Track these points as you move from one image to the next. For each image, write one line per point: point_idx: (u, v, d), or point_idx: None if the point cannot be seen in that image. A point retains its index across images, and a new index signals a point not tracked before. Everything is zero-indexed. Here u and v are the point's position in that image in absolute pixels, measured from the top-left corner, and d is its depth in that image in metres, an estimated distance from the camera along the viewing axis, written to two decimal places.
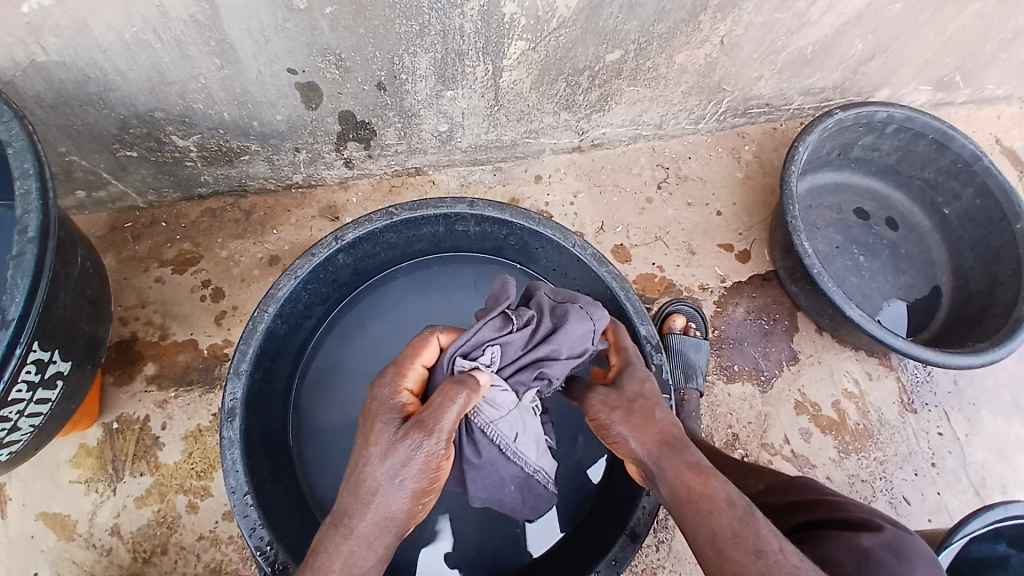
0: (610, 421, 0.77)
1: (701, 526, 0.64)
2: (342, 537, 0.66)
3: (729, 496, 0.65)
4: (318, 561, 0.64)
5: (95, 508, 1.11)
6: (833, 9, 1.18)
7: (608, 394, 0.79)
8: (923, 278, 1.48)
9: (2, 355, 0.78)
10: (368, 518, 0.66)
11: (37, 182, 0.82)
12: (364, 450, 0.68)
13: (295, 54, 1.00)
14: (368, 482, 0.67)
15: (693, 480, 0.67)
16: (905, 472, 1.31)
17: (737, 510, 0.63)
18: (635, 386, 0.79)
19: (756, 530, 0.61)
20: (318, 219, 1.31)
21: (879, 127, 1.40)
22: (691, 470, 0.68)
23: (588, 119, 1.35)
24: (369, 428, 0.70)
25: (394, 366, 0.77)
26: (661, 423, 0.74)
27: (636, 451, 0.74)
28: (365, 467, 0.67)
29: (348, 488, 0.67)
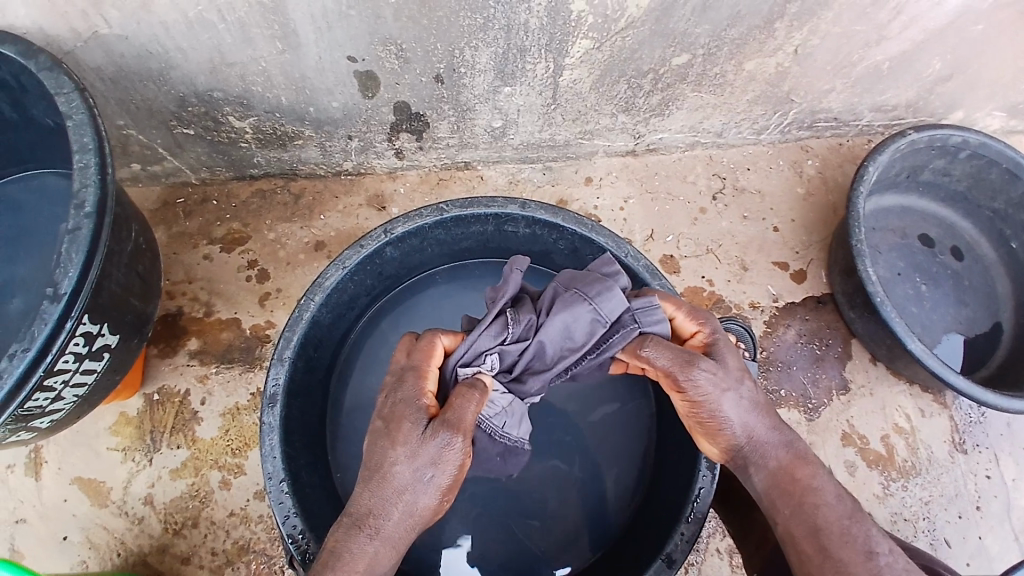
0: (716, 398, 0.73)
1: (808, 518, 0.73)
2: (367, 538, 0.68)
3: (837, 492, 0.75)
4: (343, 560, 0.67)
5: (130, 477, 1.14)
6: (917, 23, 1.11)
7: (719, 370, 0.74)
8: (985, 312, 1.38)
9: (52, 328, 0.80)
10: (393, 518, 0.69)
11: (96, 157, 0.84)
12: (388, 452, 0.69)
13: (356, 42, 0.99)
14: (395, 482, 0.68)
15: (802, 471, 0.75)
16: (949, 515, 1.23)
17: (847, 507, 0.74)
18: (738, 363, 0.76)
19: (864, 531, 0.73)
20: (366, 207, 1.31)
21: (951, 151, 1.32)
22: (795, 457, 0.76)
23: (646, 123, 1.30)
24: (394, 429, 0.70)
25: (410, 370, 0.74)
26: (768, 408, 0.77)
27: (739, 437, 0.75)
28: (392, 468, 0.68)
29: (375, 488, 0.69)
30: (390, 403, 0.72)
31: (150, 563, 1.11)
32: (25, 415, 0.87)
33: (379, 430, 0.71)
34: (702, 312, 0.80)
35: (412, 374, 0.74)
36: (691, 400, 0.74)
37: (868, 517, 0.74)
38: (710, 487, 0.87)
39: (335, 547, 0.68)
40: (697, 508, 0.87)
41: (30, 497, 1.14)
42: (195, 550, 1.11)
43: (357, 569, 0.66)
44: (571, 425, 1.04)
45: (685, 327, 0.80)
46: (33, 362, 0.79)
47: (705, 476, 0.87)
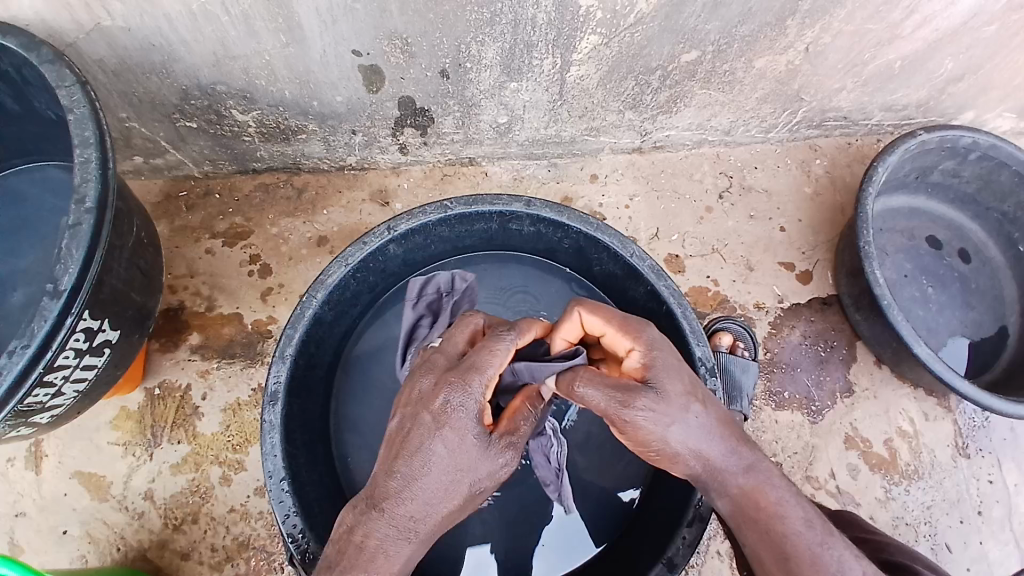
0: (658, 433, 0.70)
1: (775, 545, 0.69)
2: (403, 542, 0.67)
3: (806, 516, 0.70)
4: (375, 563, 0.66)
5: (130, 471, 1.14)
6: (931, 22, 1.09)
7: (654, 401, 0.70)
8: (992, 316, 1.37)
9: (52, 324, 0.79)
10: (432, 519, 0.69)
11: (97, 152, 0.83)
12: (447, 454, 0.69)
13: (361, 36, 0.98)
14: (445, 486, 0.68)
15: (765, 498, 0.70)
16: (950, 519, 1.22)
17: (817, 531, 0.69)
18: (677, 387, 0.71)
19: (833, 556, 0.67)
20: (368, 203, 1.30)
21: (961, 152, 1.30)
22: (754, 481, 0.71)
23: (653, 120, 1.28)
24: (452, 434, 0.69)
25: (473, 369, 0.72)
26: (719, 437, 0.72)
27: (693, 469, 0.72)
28: (445, 472, 0.68)
29: (424, 489, 0.68)
30: (450, 402, 0.70)
31: (150, 558, 1.11)
32: (25, 411, 0.86)
33: (428, 426, 0.69)
34: (633, 327, 0.77)
35: (476, 378, 0.71)
36: (632, 437, 0.71)
37: (841, 540, 0.69)
38: None
39: (365, 543, 0.66)
40: (699, 511, 0.86)
41: (30, 490, 1.13)
42: (194, 546, 1.11)
43: (389, 571, 0.66)
44: (572, 425, 1.04)
45: (620, 345, 0.78)
46: (33, 358, 0.79)
47: None
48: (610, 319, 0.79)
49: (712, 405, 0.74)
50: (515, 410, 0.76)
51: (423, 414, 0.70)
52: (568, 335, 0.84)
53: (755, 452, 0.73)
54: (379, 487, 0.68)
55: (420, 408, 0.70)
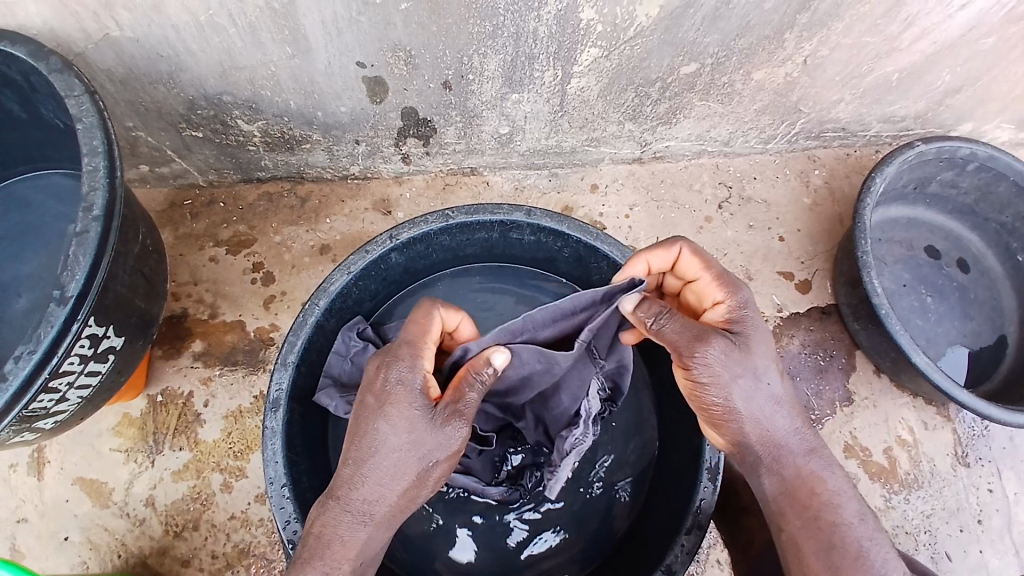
0: (724, 383, 0.74)
1: (826, 535, 0.74)
2: (359, 525, 0.71)
3: (860, 510, 0.76)
4: (331, 547, 0.70)
5: (132, 478, 1.14)
6: (928, 34, 1.11)
7: (732, 356, 0.74)
8: (990, 326, 1.37)
9: (58, 330, 0.80)
10: (383, 504, 0.72)
11: (105, 160, 0.84)
12: (388, 431, 0.71)
13: (366, 48, 0.99)
14: (390, 467, 0.71)
15: (820, 485, 0.76)
16: (950, 528, 1.22)
17: (868, 526, 0.75)
18: (757, 351, 0.75)
19: (882, 553, 0.73)
20: (371, 212, 1.31)
21: (959, 163, 1.31)
22: (812, 467, 0.77)
23: (653, 131, 1.30)
24: (390, 414, 0.71)
25: (410, 347, 0.75)
26: (780, 411, 0.77)
27: (747, 437, 0.76)
28: (389, 452, 0.71)
29: (372, 470, 0.71)
30: (388, 379, 0.73)
31: (150, 564, 1.11)
32: (29, 416, 0.87)
33: (371, 407, 0.72)
34: (732, 280, 0.78)
35: (409, 353, 0.74)
36: (695, 380, 0.74)
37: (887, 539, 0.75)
38: (711, 499, 0.86)
39: (322, 533, 0.70)
40: (698, 519, 0.86)
41: (31, 496, 1.14)
42: (195, 553, 1.11)
43: (346, 556, 0.70)
44: None
45: (709, 292, 0.79)
46: (39, 363, 0.80)
47: (706, 487, 0.87)
48: (710, 266, 0.79)
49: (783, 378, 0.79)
50: (462, 379, 0.73)
51: (367, 398, 0.73)
52: (653, 261, 0.82)
53: (818, 438, 0.79)
54: (338, 475, 0.73)
55: (364, 391, 0.74)
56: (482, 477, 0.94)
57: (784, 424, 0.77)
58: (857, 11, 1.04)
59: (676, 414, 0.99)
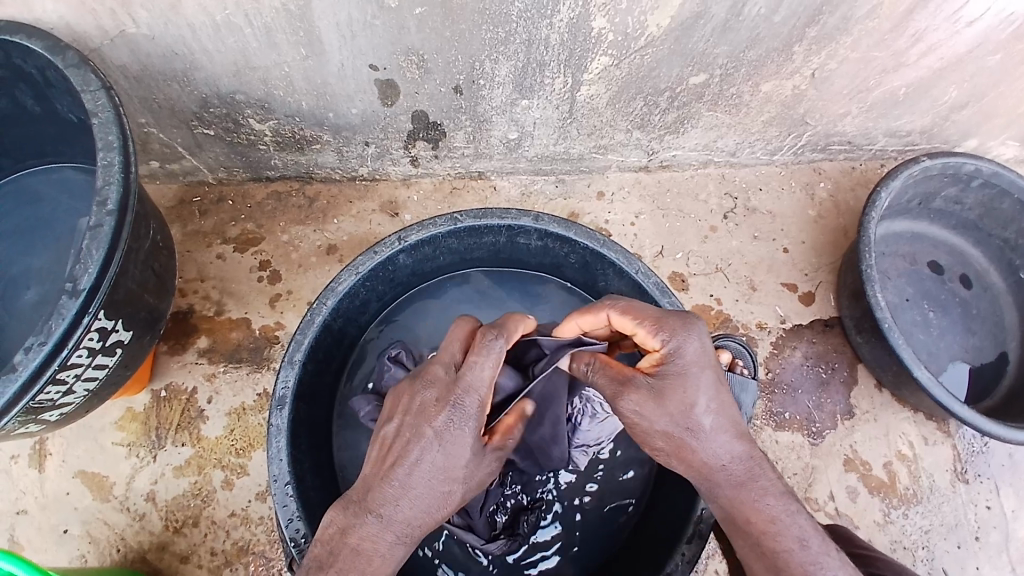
0: (646, 428, 0.74)
1: (767, 559, 0.70)
2: (401, 545, 0.70)
3: (801, 534, 0.70)
4: (372, 564, 0.68)
5: (133, 473, 1.14)
6: (935, 50, 1.12)
7: (648, 405, 0.73)
8: (992, 342, 1.38)
9: (68, 324, 0.81)
10: (423, 522, 0.72)
11: (120, 155, 0.85)
12: (443, 450, 0.72)
13: (379, 51, 1.00)
14: (440, 493, 0.72)
15: (756, 516, 0.71)
16: (948, 543, 1.22)
17: (810, 548, 0.69)
18: (681, 397, 0.72)
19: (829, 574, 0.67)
20: (378, 214, 1.32)
21: (964, 179, 1.32)
22: (745, 497, 0.72)
23: (661, 140, 1.31)
24: (450, 447, 0.72)
25: (480, 391, 0.74)
26: (712, 450, 0.73)
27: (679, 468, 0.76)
28: (443, 479, 0.72)
29: (420, 495, 0.71)
30: (451, 419, 0.72)
31: (149, 560, 1.11)
32: (35, 408, 0.87)
33: (431, 440, 0.71)
34: (669, 325, 0.75)
35: (470, 396, 0.73)
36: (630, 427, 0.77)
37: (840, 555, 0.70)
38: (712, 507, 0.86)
39: (360, 546, 0.68)
40: (699, 529, 0.86)
41: (32, 488, 1.14)
42: (194, 549, 1.11)
43: (382, 572, 0.68)
44: None
45: (647, 340, 0.77)
46: (49, 356, 0.80)
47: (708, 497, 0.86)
48: (648, 313, 0.78)
49: (724, 414, 0.74)
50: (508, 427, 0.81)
51: (423, 428, 0.72)
52: (584, 325, 0.87)
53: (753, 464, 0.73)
54: (373, 493, 0.70)
55: (421, 419, 0.72)
56: (483, 535, 0.95)
57: (723, 464, 0.73)
58: (866, 25, 1.05)
59: None
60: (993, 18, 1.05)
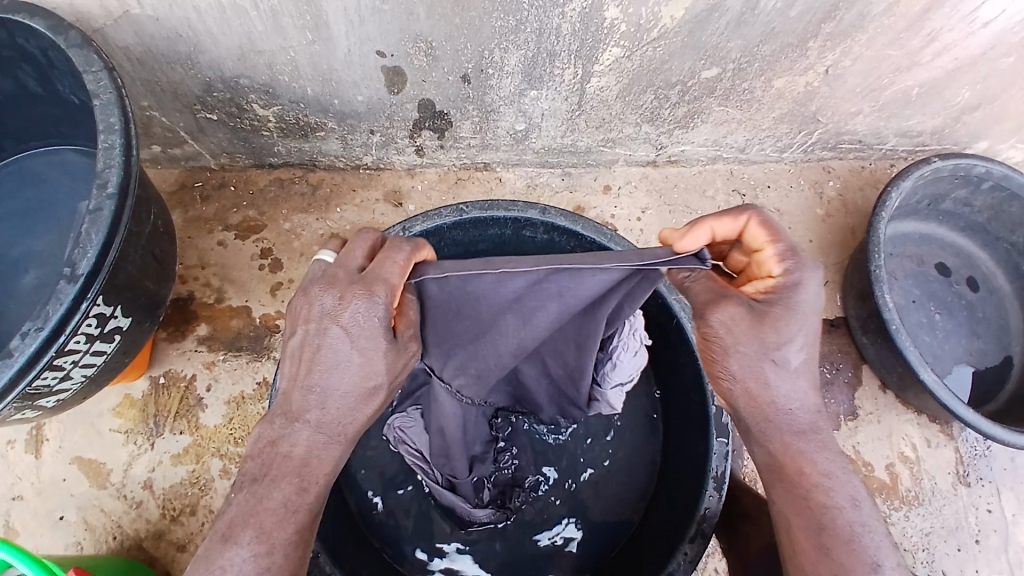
0: (725, 348, 0.72)
1: (814, 517, 0.71)
2: (336, 447, 0.72)
3: (854, 495, 0.72)
4: (310, 467, 0.71)
5: (130, 460, 1.14)
6: (950, 50, 1.10)
7: (740, 327, 0.70)
8: (996, 345, 1.37)
9: (66, 309, 0.79)
10: (353, 423, 0.72)
11: (121, 138, 0.84)
12: (350, 345, 0.69)
13: (387, 38, 0.99)
14: (357, 387, 0.70)
15: (806, 467, 0.72)
16: (948, 545, 1.22)
17: (860, 512, 0.71)
18: (780, 329, 0.69)
19: (875, 543, 0.70)
20: (382, 203, 1.30)
21: (974, 182, 1.31)
22: (805, 448, 0.73)
23: (669, 135, 1.29)
24: (362, 348, 0.69)
25: (387, 285, 0.68)
26: (782, 393, 0.72)
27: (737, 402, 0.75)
28: (359, 375, 0.70)
29: (340, 392, 0.70)
30: (357, 314, 0.67)
31: (145, 548, 1.10)
32: (32, 394, 0.86)
33: (340, 337, 0.68)
34: (802, 261, 0.69)
35: (382, 287, 0.68)
36: (704, 341, 0.74)
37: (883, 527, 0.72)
38: (716, 507, 0.85)
39: (293, 453, 0.70)
40: (702, 528, 0.85)
41: (29, 473, 1.13)
42: (191, 538, 1.10)
43: (323, 472, 0.71)
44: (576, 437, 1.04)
45: (771, 264, 0.70)
46: (46, 341, 0.79)
47: (713, 496, 0.86)
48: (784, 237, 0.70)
49: (809, 365, 0.73)
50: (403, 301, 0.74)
51: (331, 328, 0.68)
52: (717, 230, 0.71)
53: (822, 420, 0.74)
54: (293, 400, 0.71)
55: (328, 318, 0.68)
56: (470, 500, 0.95)
57: (791, 408, 0.73)
58: (883, 23, 1.03)
59: (680, 418, 0.98)
60: (1008, 21, 1.03)
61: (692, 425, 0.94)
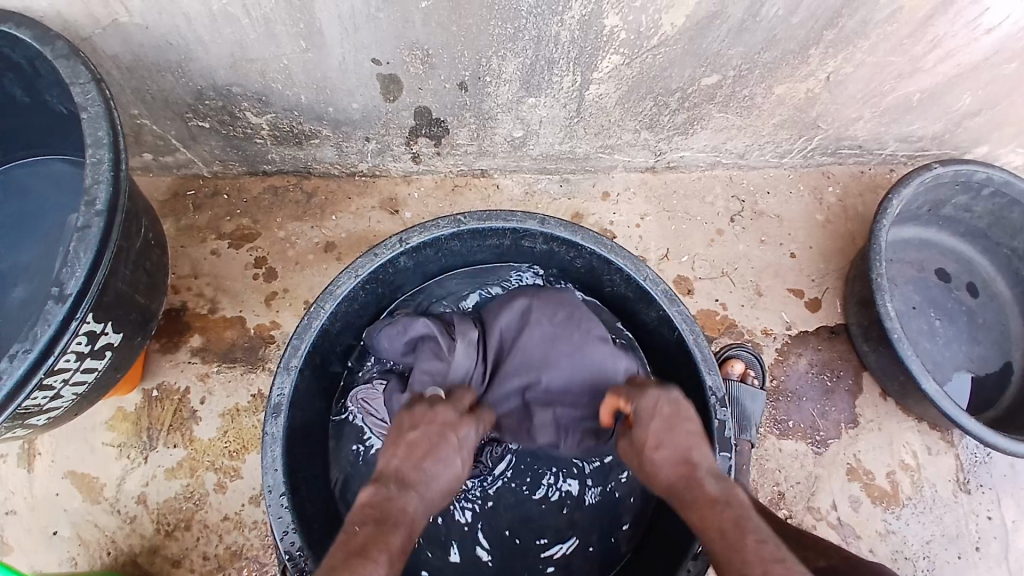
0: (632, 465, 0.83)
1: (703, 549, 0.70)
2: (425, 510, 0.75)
3: (722, 518, 0.69)
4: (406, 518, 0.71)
5: (124, 473, 1.12)
6: (953, 57, 1.09)
7: (631, 445, 0.83)
8: (997, 351, 1.36)
9: (55, 331, 0.77)
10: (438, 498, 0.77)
11: (110, 153, 0.82)
12: (460, 457, 0.81)
13: (382, 45, 0.97)
14: (451, 483, 0.79)
15: (697, 514, 0.72)
16: (949, 554, 1.21)
17: (728, 534, 0.67)
18: (641, 428, 0.81)
19: (739, 553, 0.65)
20: (377, 210, 1.28)
21: (974, 188, 1.30)
22: (690, 498, 0.74)
23: (669, 141, 1.27)
24: (462, 458, 0.81)
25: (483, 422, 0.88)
26: (667, 470, 0.78)
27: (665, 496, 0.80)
28: (456, 474, 0.80)
29: (441, 480, 0.77)
30: (468, 435, 0.83)
31: (139, 563, 1.08)
32: (23, 413, 0.85)
33: (451, 441, 0.80)
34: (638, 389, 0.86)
35: (484, 422, 0.89)
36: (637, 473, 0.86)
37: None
38: None
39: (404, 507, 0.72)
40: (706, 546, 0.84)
41: (22, 488, 1.11)
42: (186, 553, 1.09)
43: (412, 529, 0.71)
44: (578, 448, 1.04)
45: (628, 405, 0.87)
46: (36, 363, 0.77)
47: None
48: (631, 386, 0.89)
49: (683, 440, 0.79)
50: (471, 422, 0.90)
51: (447, 434, 0.81)
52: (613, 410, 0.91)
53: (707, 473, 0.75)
54: (409, 470, 0.76)
55: (448, 427, 0.81)
56: None
57: (671, 472, 0.77)
58: (885, 30, 1.02)
59: None
60: (1010, 28, 1.02)
61: None
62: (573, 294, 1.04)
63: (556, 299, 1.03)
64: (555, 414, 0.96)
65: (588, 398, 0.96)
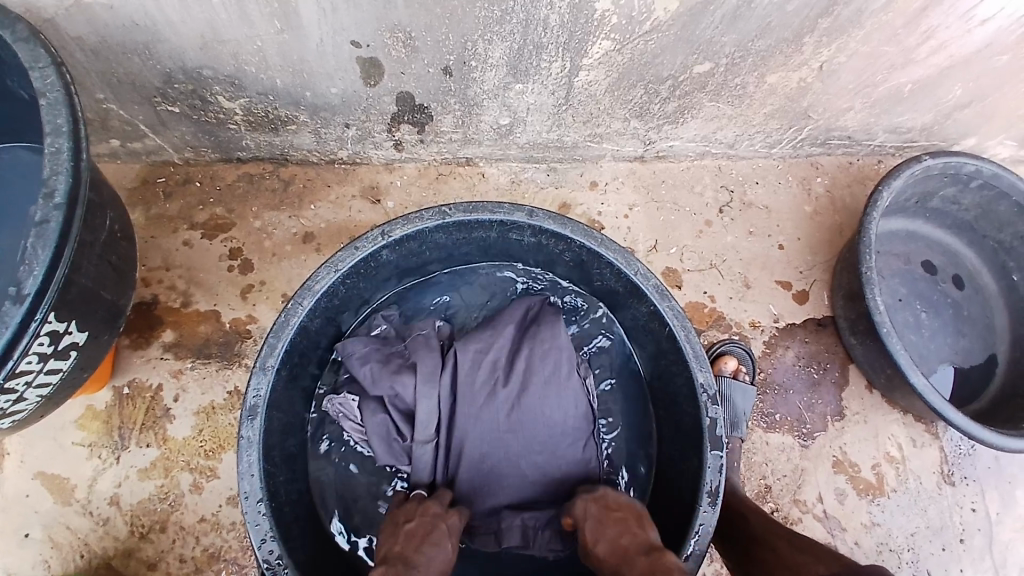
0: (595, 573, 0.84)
1: None
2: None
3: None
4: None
5: (95, 474, 1.07)
6: (946, 48, 1.07)
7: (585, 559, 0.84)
8: (980, 344, 1.37)
9: (13, 334, 0.73)
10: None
11: (69, 142, 0.76)
12: (453, 543, 0.84)
13: (362, 27, 0.92)
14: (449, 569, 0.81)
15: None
16: (932, 546, 1.23)
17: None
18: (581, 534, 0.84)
19: None
20: (358, 199, 1.24)
21: (962, 180, 1.29)
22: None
23: (659, 130, 1.25)
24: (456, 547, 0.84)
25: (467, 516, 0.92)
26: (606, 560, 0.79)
27: None
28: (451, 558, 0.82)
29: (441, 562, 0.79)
30: (456, 526, 0.87)
31: (114, 566, 1.05)
32: None
33: (444, 528, 0.84)
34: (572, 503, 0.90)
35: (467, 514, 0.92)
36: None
37: None
38: (712, 524, 0.84)
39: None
40: (696, 547, 0.84)
41: None
42: (162, 556, 1.05)
43: None
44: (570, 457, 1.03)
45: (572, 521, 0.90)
46: None
47: (708, 513, 0.85)
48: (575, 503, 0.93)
49: (611, 529, 0.82)
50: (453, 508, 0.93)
51: (440, 522, 0.85)
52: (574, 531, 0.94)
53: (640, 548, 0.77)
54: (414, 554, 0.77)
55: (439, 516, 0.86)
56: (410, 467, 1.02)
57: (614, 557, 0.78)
58: (880, 19, 1.00)
59: (677, 443, 0.99)
60: (1004, 20, 1.01)
61: (688, 440, 0.95)
62: (564, 379, 0.98)
63: (545, 394, 0.97)
64: (524, 521, 0.94)
65: (556, 495, 0.97)
